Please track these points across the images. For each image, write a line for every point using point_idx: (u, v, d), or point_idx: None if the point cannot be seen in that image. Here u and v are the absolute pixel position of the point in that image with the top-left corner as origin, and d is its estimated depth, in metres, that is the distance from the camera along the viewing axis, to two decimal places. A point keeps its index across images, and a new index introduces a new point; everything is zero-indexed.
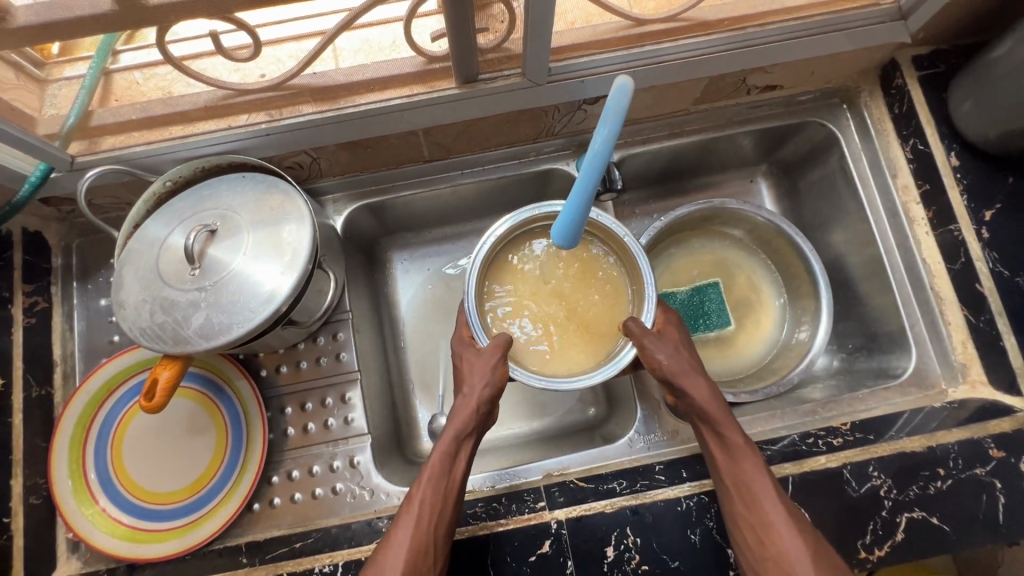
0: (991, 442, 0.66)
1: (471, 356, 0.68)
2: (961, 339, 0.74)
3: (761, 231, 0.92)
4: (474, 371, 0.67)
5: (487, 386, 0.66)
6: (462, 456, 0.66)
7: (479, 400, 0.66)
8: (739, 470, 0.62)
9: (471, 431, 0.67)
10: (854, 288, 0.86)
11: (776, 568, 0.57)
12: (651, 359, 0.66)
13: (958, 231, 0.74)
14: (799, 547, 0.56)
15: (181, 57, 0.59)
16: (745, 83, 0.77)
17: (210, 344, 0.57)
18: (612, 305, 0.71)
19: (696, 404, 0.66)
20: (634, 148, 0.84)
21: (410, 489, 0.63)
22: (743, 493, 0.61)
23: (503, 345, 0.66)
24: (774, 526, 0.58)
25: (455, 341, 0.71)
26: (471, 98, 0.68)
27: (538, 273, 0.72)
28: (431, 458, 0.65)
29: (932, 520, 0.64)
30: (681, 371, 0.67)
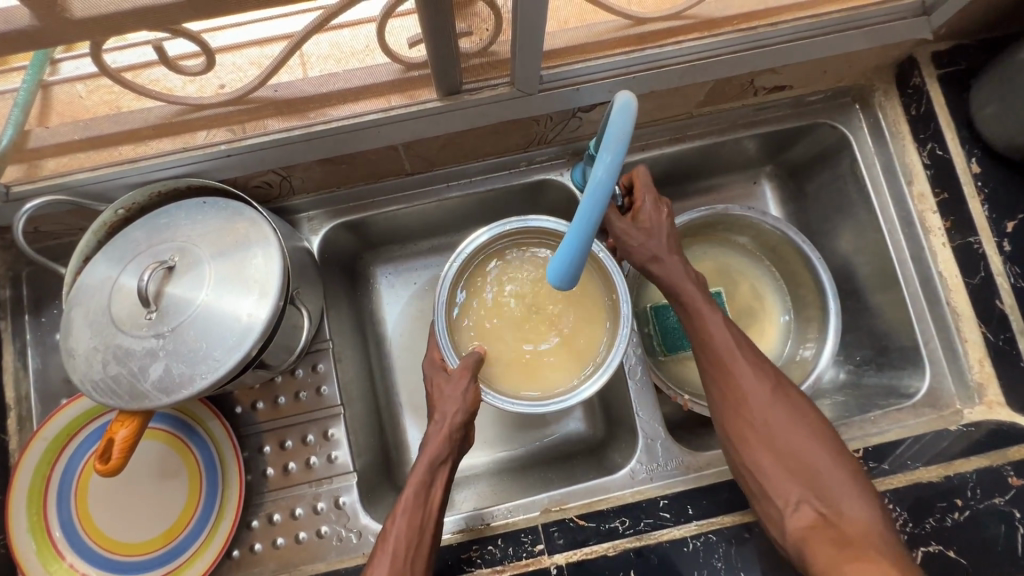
0: (1011, 470, 0.64)
1: (441, 381, 0.65)
2: (977, 357, 0.70)
3: (766, 237, 0.87)
4: (444, 397, 0.63)
5: (460, 413, 0.63)
6: (438, 484, 0.62)
7: (451, 426, 0.63)
8: (706, 325, 0.65)
9: (446, 457, 0.64)
10: (863, 299, 0.81)
11: (738, 415, 0.62)
12: (625, 241, 0.68)
13: (979, 244, 0.70)
14: (758, 395, 0.62)
15: (122, 70, 0.51)
16: (752, 84, 0.71)
17: (171, 400, 0.51)
18: (593, 320, 0.67)
19: (664, 274, 0.67)
20: (634, 155, 0.77)
21: (385, 526, 0.59)
22: (708, 351, 0.65)
23: (473, 366, 0.63)
24: (736, 380, 0.63)
25: (426, 365, 0.67)
26: (455, 111, 0.62)
27: (517, 293, 0.68)
28: (407, 488, 0.61)
29: (949, 553, 0.61)
30: (650, 255, 0.67)
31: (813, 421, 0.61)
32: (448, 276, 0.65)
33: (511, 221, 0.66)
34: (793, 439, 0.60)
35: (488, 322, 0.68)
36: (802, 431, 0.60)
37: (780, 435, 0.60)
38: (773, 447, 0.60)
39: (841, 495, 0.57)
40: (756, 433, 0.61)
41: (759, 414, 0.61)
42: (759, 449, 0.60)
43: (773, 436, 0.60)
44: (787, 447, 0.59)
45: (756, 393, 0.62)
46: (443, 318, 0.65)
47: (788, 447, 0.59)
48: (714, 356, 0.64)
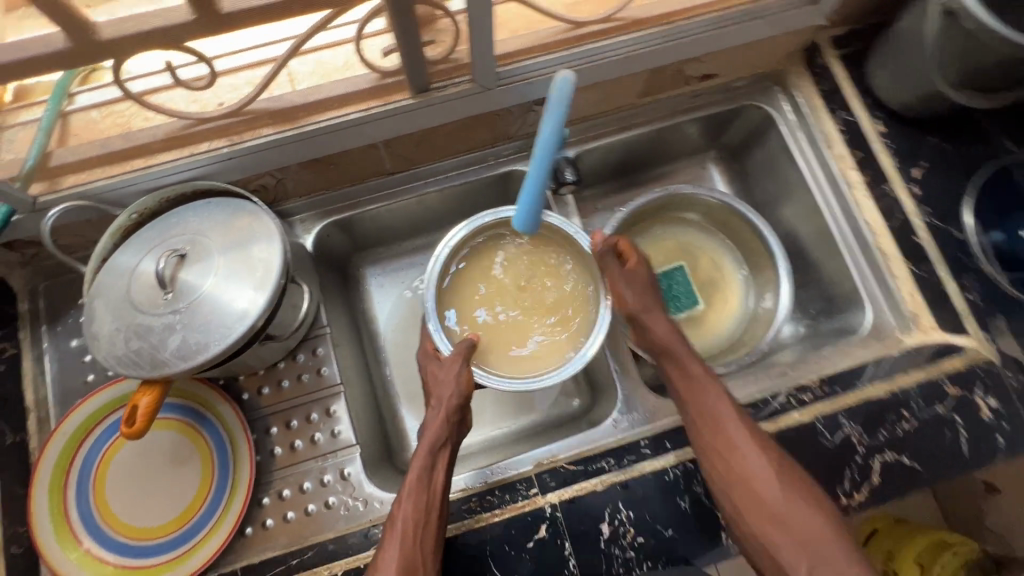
0: (947, 381, 0.71)
1: (435, 368, 0.72)
2: (909, 291, 0.78)
3: (715, 212, 0.97)
4: (440, 382, 0.70)
5: (456, 395, 0.69)
6: (440, 467, 0.66)
7: (448, 407, 0.69)
8: (701, 397, 0.68)
9: (446, 440, 0.69)
10: (807, 256, 0.91)
11: (745, 488, 0.62)
12: (619, 294, 0.74)
13: (891, 189, 0.80)
14: (761, 465, 0.63)
15: (141, 94, 0.64)
16: (682, 74, 0.83)
17: (189, 364, 0.57)
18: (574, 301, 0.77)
19: (657, 338, 0.73)
20: (587, 144, 0.87)
21: (391, 513, 0.63)
22: (707, 420, 0.66)
23: (466, 352, 0.70)
24: (736, 447, 0.64)
25: (421, 355, 0.76)
26: (425, 107, 0.70)
27: (503, 285, 0.78)
28: (411, 473, 0.66)
29: (904, 460, 0.68)
30: (644, 307, 0.74)
31: (809, 484, 0.62)
32: (437, 271, 0.74)
33: (488, 217, 0.75)
34: (799, 508, 0.60)
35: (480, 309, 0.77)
36: (806, 499, 0.61)
37: (784, 512, 0.60)
38: (779, 519, 0.60)
39: (848, 563, 0.57)
40: (764, 509, 0.61)
41: (763, 485, 0.62)
42: (767, 523, 0.61)
43: (781, 510, 0.61)
44: (796, 520, 0.60)
45: (761, 473, 0.62)
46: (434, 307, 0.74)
47: (790, 521, 0.60)
48: (712, 426, 0.66)
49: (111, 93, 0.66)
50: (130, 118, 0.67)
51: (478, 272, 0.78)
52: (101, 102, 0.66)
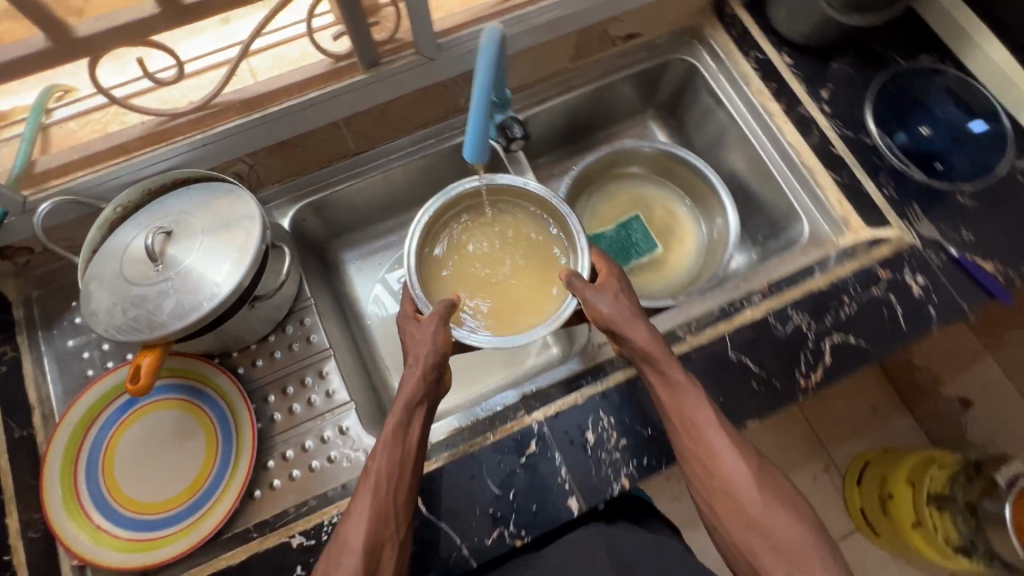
0: (879, 266, 0.79)
1: (413, 328, 0.73)
2: (836, 198, 0.86)
3: (659, 162, 1.06)
4: (416, 341, 0.72)
5: (432, 353, 0.70)
6: (415, 425, 0.67)
7: (425, 366, 0.69)
8: (679, 401, 0.66)
9: (422, 399, 0.69)
10: (747, 188, 0.99)
11: (724, 494, 0.61)
12: (593, 311, 0.71)
13: (805, 111, 0.90)
14: (741, 470, 0.61)
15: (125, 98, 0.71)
16: (608, 34, 0.92)
17: (186, 322, 0.62)
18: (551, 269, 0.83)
19: (637, 346, 0.68)
20: (533, 108, 0.95)
21: (366, 463, 0.63)
22: (688, 426, 0.65)
23: (443, 313, 0.72)
24: (717, 453, 0.63)
25: (400, 317, 0.75)
26: (377, 81, 0.78)
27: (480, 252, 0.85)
28: (387, 426, 0.65)
29: (850, 339, 0.75)
30: (623, 319, 0.70)
31: (790, 494, 0.61)
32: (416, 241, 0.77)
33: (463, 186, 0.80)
34: (777, 515, 0.59)
35: (464, 282, 0.84)
36: (784, 507, 0.59)
37: (762, 516, 0.59)
38: (757, 524, 0.59)
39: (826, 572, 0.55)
40: (743, 516, 0.60)
41: (742, 489, 0.61)
42: (747, 531, 0.59)
43: (760, 516, 0.59)
44: (776, 526, 0.58)
45: (741, 475, 0.61)
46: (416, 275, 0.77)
47: (768, 525, 0.58)
48: (693, 433, 0.64)
49: (90, 104, 0.72)
50: (107, 124, 0.73)
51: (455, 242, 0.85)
52: (76, 114, 0.72)
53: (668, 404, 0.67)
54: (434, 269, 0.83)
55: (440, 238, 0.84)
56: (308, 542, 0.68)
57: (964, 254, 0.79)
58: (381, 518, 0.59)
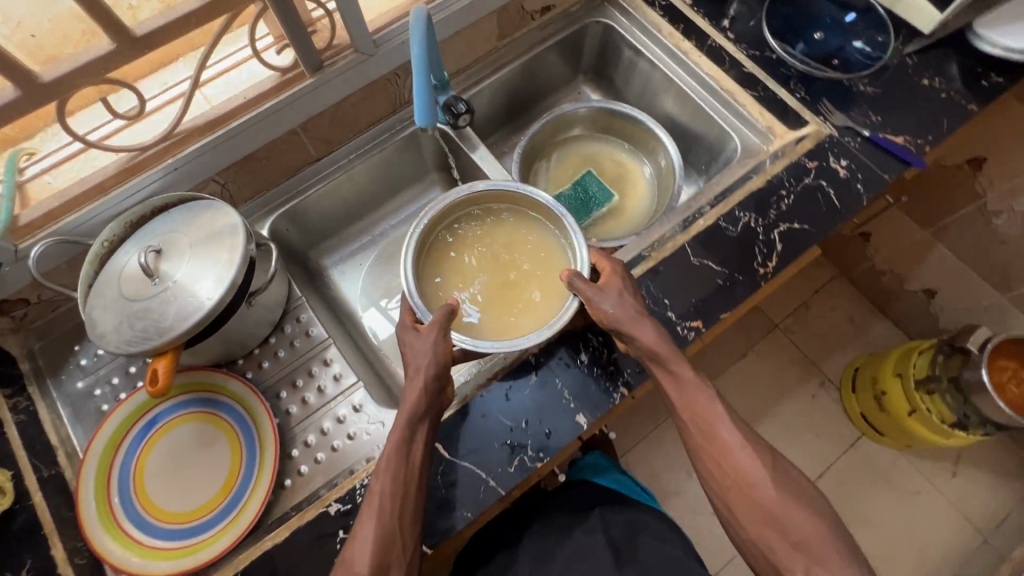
0: (806, 159, 0.87)
1: (412, 339, 0.74)
2: (757, 111, 0.94)
3: (598, 120, 1.14)
4: (416, 353, 0.72)
5: (432, 362, 0.71)
6: (418, 440, 0.67)
7: (426, 376, 0.70)
8: (689, 399, 0.70)
9: (424, 413, 0.69)
10: (680, 124, 1.07)
11: (740, 491, 0.65)
12: (597, 312, 0.73)
13: (713, 42, 0.99)
14: (755, 466, 0.65)
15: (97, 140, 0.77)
16: (525, 10, 1.01)
17: (191, 321, 0.67)
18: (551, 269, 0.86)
19: (645, 346, 0.71)
20: (472, 89, 1.02)
21: (369, 483, 0.64)
22: (700, 424, 0.69)
23: (441, 321, 0.73)
24: (730, 451, 0.67)
25: (399, 327, 0.76)
26: (324, 83, 0.84)
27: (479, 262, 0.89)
28: (388, 445, 0.66)
29: (794, 225, 0.83)
30: (628, 318, 0.72)
31: (800, 487, 0.65)
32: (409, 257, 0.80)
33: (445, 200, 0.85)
34: (792, 509, 0.63)
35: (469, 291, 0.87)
36: (797, 500, 0.64)
37: (778, 511, 0.63)
38: (773, 518, 0.63)
39: (841, 564, 0.60)
40: (760, 511, 0.64)
41: (757, 484, 0.65)
42: (764, 526, 0.63)
43: (779, 512, 0.63)
44: (792, 522, 0.62)
45: (755, 472, 0.65)
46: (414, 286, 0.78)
47: (784, 520, 0.63)
48: (705, 433, 0.68)
49: (62, 153, 0.77)
50: (79, 170, 0.78)
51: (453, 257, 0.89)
52: (49, 167, 0.77)
53: (679, 403, 0.71)
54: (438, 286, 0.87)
55: (438, 253, 0.89)
56: (344, 507, 0.71)
57: (877, 135, 0.88)
58: (387, 539, 0.60)
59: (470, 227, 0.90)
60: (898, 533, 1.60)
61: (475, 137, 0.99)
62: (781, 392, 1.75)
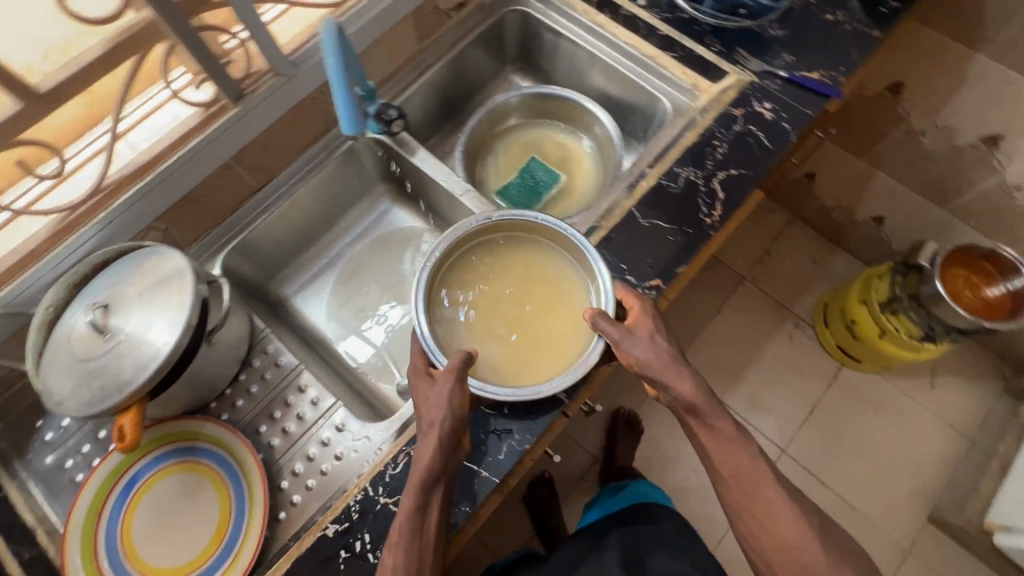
0: (732, 107, 0.90)
1: (425, 388, 0.70)
2: (679, 70, 0.97)
3: (532, 105, 1.16)
4: (429, 404, 0.67)
5: (446, 419, 0.66)
6: (432, 505, 0.65)
7: (440, 435, 0.65)
8: (730, 456, 0.68)
9: (438, 476, 0.65)
10: (611, 96, 1.10)
11: (785, 556, 0.64)
12: (628, 357, 0.70)
13: (626, 11, 1.02)
14: (799, 531, 0.64)
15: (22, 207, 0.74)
16: (439, 8, 1.02)
17: (149, 371, 0.65)
18: (573, 304, 0.83)
19: (681, 398, 0.69)
20: (402, 94, 1.02)
21: (382, 557, 0.63)
22: (741, 481, 0.67)
23: (458, 370, 0.68)
24: (774, 514, 0.65)
25: (412, 372, 0.73)
26: (249, 111, 0.84)
27: (494, 297, 0.85)
28: (401, 512, 0.64)
29: (732, 172, 0.86)
30: (661, 366, 0.69)
31: (845, 555, 0.64)
32: (420, 304, 0.76)
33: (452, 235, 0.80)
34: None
35: (487, 330, 0.83)
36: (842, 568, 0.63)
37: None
38: None
39: None
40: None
41: (802, 550, 0.63)
42: None
43: None
44: None
45: (801, 537, 0.64)
46: (427, 332, 0.75)
47: None
48: (749, 492, 0.67)
49: None
50: (5, 240, 0.74)
51: (465, 296, 0.85)
52: None
53: (718, 455, 0.69)
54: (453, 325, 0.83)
55: (449, 290, 0.85)
56: (342, 526, 0.69)
57: (794, 74, 0.91)
58: None
59: (482, 258, 0.87)
60: (893, 451, 1.66)
61: (415, 141, 0.99)
62: (760, 339, 1.80)
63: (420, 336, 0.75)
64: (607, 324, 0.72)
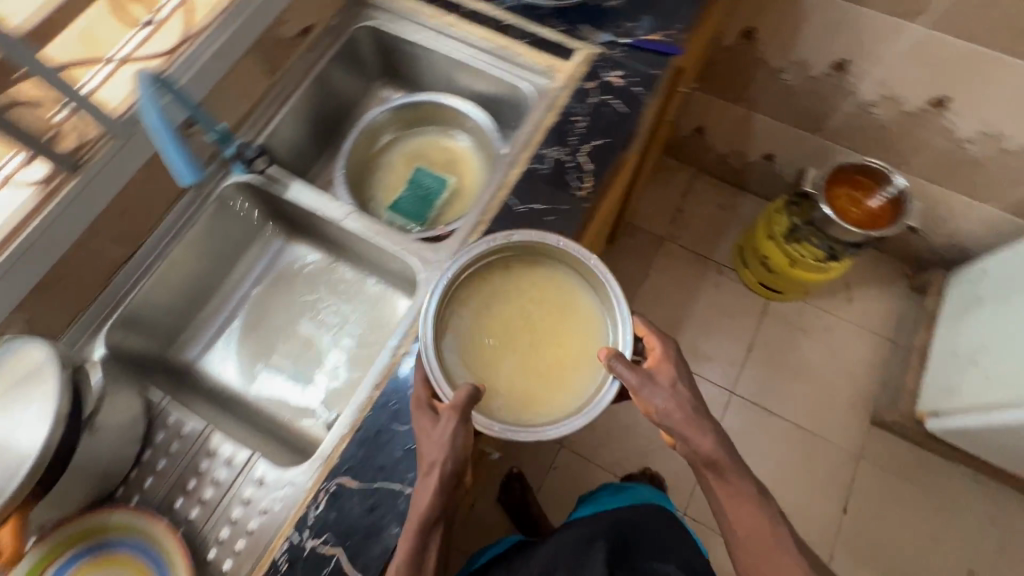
0: (584, 82, 0.93)
1: (428, 426, 0.69)
2: (530, 55, 0.99)
3: (405, 116, 1.16)
4: (432, 443, 0.67)
5: (449, 459, 0.66)
6: (431, 544, 0.65)
7: (442, 476, 0.65)
8: (739, 509, 0.77)
9: (439, 515, 0.66)
10: (477, 92, 1.11)
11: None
12: (649, 406, 0.75)
13: (469, 8, 1.03)
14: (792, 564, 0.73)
15: None
16: (283, 38, 1.00)
17: (19, 482, 0.61)
18: (587, 334, 0.79)
19: (701, 452, 0.75)
20: (265, 130, 1.01)
21: None
22: (745, 527, 0.76)
23: (463, 406, 0.67)
24: (773, 553, 0.74)
25: (415, 405, 0.71)
26: (91, 180, 0.80)
27: (503, 320, 0.80)
28: (399, 552, 0.64)
29: (595, 143, 0.88)
30: (681, 419, 0.75)
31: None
32: (428, 335, 0.72)
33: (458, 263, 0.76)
34: None
35: (498, 357, 0.78)
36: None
37: None
38: None
39: None
40: None
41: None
42: None
43: None
44: None
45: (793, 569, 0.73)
46: (436, 366, 0.71)
47: None
48: (757, 539, 0.75)
49: None
50: None
51: (475, 320, 0.80)
52: None
53: (727, 502, 0.77)
54: (463, 355, 0.77)
55: (455, 314, 0.80)
56: None
57: (636, 39, 0.95)
58: None
59: (490, 281, 0.82)
60: (830, 368, 1.76)
61: (287, 174, 0.99)
62: (690, 293, 1.87)
63: (428, 370, 0.71)
64: (627, 370, 0.73)
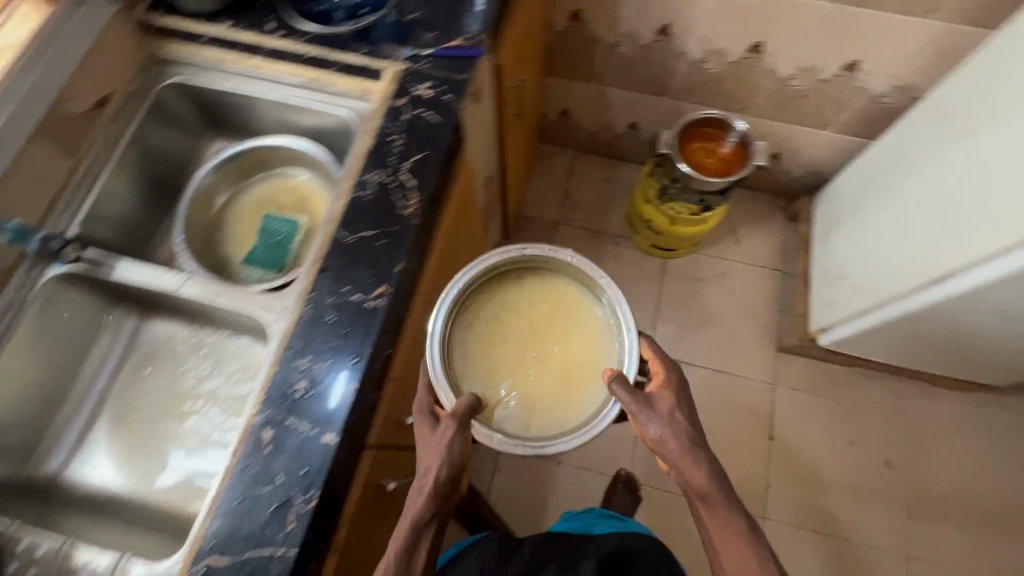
0: (393, 99, 0.93)
1: (427, 436, 0.78)
2: (341, 82, 0.98)
3: (241, 166, 1.13)
4: (427, 450, 0.77)
5: (441, 466, 0.75)
6: (421, 541, 0.76)
7: (435, 481, 0.76)
8: (726, 538, 0.79)
9: (431, 514, 0.76)
10: (306, 127, 1.09)
11: None
12: (643, 432, 0.80)
13: (268, 46, 1.00)
14: None
15: None
16: (74, 117, 0.95)
17: None
18: (591, 353, 0.88)
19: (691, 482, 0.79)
20: (81, 216, 0.96)
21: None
22: (731, 556, 0.78)
23: (458, 416, 0.77)
24: None
25: (419, 411, 0.81)
26: None
27: (508, 334, 0.89)
28: (394, 546, 0.75)
29: (413, 158, 0.88)
30: (672, 446, 0.79)
31: None
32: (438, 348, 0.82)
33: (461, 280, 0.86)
34: None
35: (503, 366, 0.87)
36: None
37: None
38: None
39: None
40: None
41: None
42: None
43: None
44: None
45: None
46: (441, 378, 0.81)
47: None
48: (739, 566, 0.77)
49: None
50: None
51: (484, 331, 0.89)
52: None
53: (715, 530, 0.80)
54: (471, 363, 0.87)
55: (462, 323, 0.89)
56: None
57: (438, 48, 0.96)
58: None
59: (496, 298, 0.91)
60: (733, 309, 1.86)
61: (109, 254, 0.93)
62: None
63: (433, 380, 0.81)
64: (627, 394, 0.79)
